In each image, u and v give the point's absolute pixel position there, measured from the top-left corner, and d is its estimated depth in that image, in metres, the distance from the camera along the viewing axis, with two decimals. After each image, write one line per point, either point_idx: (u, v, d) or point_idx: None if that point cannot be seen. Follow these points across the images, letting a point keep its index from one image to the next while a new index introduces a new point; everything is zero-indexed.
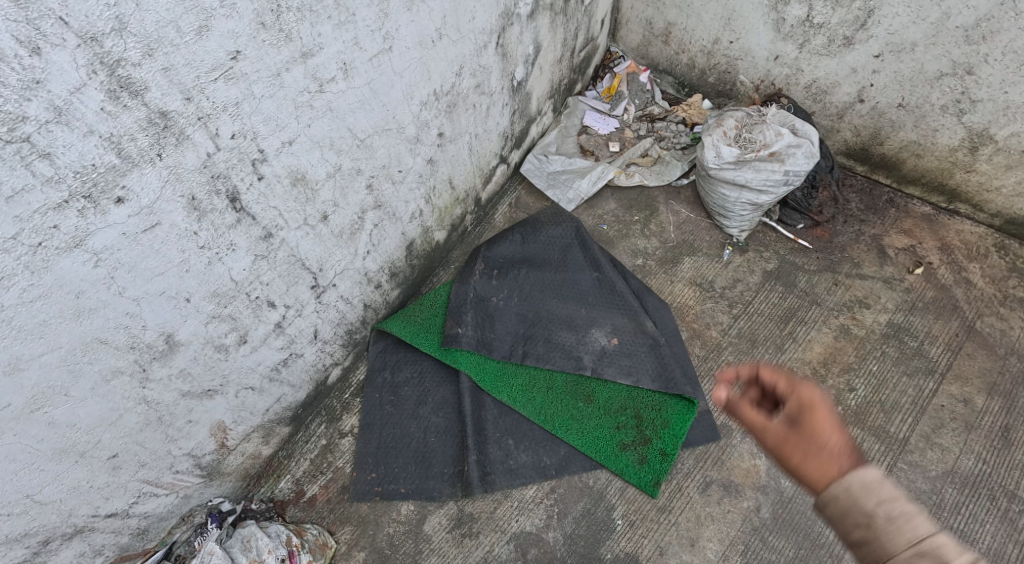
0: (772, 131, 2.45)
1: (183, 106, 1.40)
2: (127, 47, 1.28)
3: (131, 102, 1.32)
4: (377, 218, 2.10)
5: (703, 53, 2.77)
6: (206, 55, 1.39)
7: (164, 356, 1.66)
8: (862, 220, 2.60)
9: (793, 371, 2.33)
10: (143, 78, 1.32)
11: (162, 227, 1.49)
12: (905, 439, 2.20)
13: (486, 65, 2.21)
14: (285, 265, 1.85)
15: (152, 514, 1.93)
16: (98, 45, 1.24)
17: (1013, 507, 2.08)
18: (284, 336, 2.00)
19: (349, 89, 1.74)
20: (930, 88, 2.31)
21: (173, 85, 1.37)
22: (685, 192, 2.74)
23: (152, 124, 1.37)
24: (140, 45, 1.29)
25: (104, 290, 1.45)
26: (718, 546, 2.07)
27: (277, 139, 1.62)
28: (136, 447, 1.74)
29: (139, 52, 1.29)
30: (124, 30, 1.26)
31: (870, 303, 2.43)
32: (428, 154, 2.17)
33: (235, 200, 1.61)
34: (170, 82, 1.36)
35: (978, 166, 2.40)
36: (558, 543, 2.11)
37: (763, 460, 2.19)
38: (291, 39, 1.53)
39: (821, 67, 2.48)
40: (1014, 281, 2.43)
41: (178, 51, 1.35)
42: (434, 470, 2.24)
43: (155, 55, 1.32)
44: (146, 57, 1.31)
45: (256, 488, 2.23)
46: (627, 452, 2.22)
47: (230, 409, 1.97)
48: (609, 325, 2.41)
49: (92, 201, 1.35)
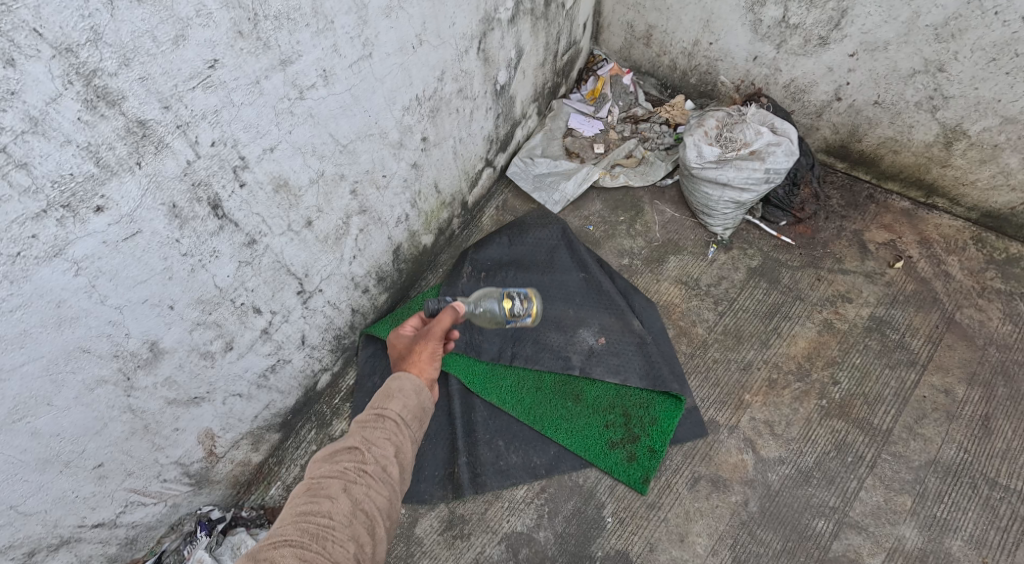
0: (752, 130, 2.49)
1: (161, 114, 1.41)
2: (103, 58, 1.29)
3: (109, 111, 1.34)
4: (363, 222, 2.11)
5: (683, 54, 2.80)
6: (183, 63, 1.40)
7: (148, 365, 1.67)
8: (843, 216, 2.63)
9: (778, 366, 2.36)
10: (120, 87, 1.33)
11: (142, 235, 1.50)
12: (888, 430, 2.23)
13: (467, 69, 2.23)
14: (271, 271, 1.86)
15: (140, 523, 1.94)
16: (74, 56, 1.25)
17: (994, 494, 2.12)
18: (271, 342, 2.01)
19: (330, 95, 1.75)
20: (904, 85, 2.35)
21: (151, 93, 1.38)
22: (669, 192, 2.77)
23: (130, 133, 1.38)
24: (116, 55, 1.30)
25: (85, 299, 1.46)
26: (707, 540, 2.10)
27: (258, 145, 1.63)
28: (123, 456, 1.75)
29: (115, 61, 1.30)
30: (99, 40, 1.27)
31: (852, 297, 2.47)
32: (412, 159, 2.19)
33: (217, 207, 1.62)
34: (147, 91, 1.37)
35: (953, 161, 2.44)
36: (549, 542, 2.12)
37: (751, 455, 2.22)
38: (269, 47, 1.55)
39: (798, 66, 2.52)
40: (992, 272, 2.47)
41: (155, 60, 1.36)
42: (425, 473, 2.25)
43: (132, 64, 1.33)
44: (122, 66, 1.32)
45: (246, 495, 2.24)
46: (616, 450, 2.24)
47: (218, 416, 1.97)
48: (596, 324, 2.44)
49: (71, 210, 1.36)
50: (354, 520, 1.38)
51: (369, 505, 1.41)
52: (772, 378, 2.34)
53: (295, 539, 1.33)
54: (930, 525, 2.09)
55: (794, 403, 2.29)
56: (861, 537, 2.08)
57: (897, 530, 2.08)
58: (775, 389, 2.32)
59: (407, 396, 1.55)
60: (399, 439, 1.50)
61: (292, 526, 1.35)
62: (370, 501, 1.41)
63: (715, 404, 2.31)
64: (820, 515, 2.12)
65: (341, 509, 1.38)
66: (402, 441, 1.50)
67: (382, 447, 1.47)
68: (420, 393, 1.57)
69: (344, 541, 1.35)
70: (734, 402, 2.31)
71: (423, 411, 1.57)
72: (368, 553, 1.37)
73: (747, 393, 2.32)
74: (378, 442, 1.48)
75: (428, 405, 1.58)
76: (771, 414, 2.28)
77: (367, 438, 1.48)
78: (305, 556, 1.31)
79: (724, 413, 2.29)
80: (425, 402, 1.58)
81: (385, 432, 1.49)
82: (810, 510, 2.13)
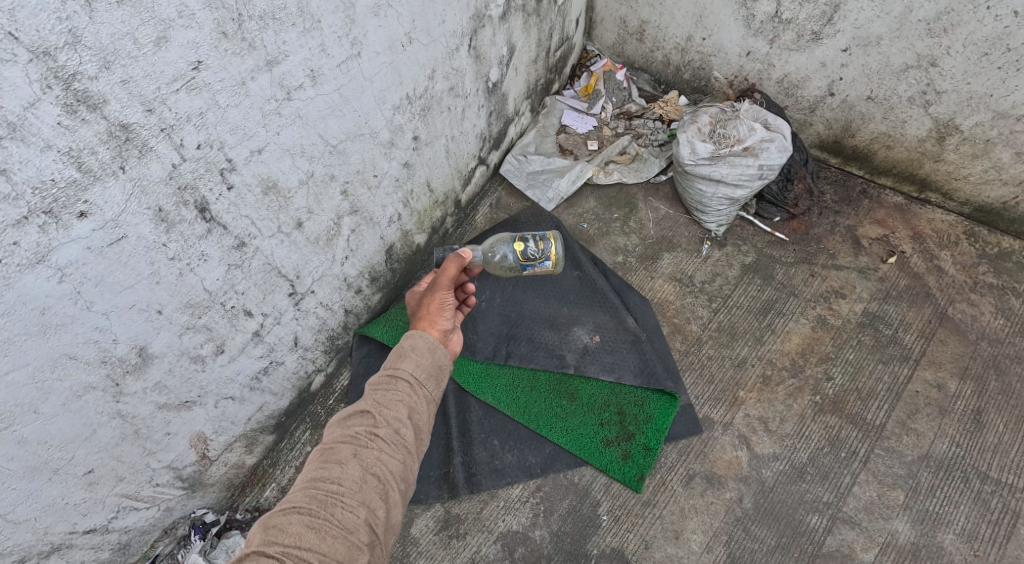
0: (745, 127, 2.48)
1: (144, 118, 1.40)
2: (83, 61, 1.27)
3: (90, 115, 1.32)
4: (354, 223, 2.10)
5: (677, 50, 2.79)
6: (166, 66, 1.39)
7: (137, 370, 1.65)
8: (837, 211, 2.63)
9: (772, 362, 2.36)
10: (101, 91, 1.31)
11: (128, 240, 1.48)
12: (881, 426, 2.23)
13: (458, 67, 2.22)
14: (261, 274, 1.84)
15: (133, 528, 1.92)
16: (52, 59, 1.23)
17: (985, 488, 2.12)
18: (264, 345, 2.00)
19: (318, 95, 1.74)
20: (897, 80, 2.34)
21: (133, 96, 1.36)
22: (663, 188, 2.76)
23: (113, 137, 1.37)
24: (96, 58, 1.28)
25: (71, 306, 1.45)
26: (702, 537, 2.10)
27: (245, 147, 1.62)
28: (114, 461, 1.73)
29: (95, 65, 1.29)
30: (78, 43, 1.26)
31: (845, 293, 2.46)
32: (404, 158, 2.17)
33: (204, 210, 1.60)
34: (129, 94, 1.36)
35: (946, 156, 2.44)
36: (545, 540, 2.12)
37: (745, 451, 2.22)
38: (254, 48, 1.53)
39: (791, 62, 2.51)
40: (984, 267, 2.47)
41: (137, 63, 1.34)
42: (420, 473, 2.24)
43: (112, 68, 1.31)
44: (103, 70, 1.30)
45: (241, 497, 2.23)
46: (611, 448, 2.24)
47: (210, 419, 1.96)
48: (590, 323, 2.43)
49: (53, 216, 1.34)
50: (365, 485, 1.34)
51: (381, 469, 1.37)
52: (766, 375, 2.34)
53: (304, 505, 1.30)
54: (923, 519, 2.09)
55: (788, 399, 2.29)
56: (855, 532, 2.09)
57: (890, 525, 2.09)
58: (769, 386, 2.32)
59: (421, 355, 1.50)
60: (412, 401, 1.45)
61: (302, 492, 1.32)
62: (382, 465, 1.37)
63: (709, 401, 2.31)
64: (814, 510, 2.12)
65: (353, 474, 1.35)
66: (416, 403, 1.45)
67: (395, 410, 1.43)
68: (434, 351, 1.53)
69: (355, 505, 1.32)
70: (728, 399, 2.30)
71: (438, 370, 1.52)
72: (380, 517, 1.34)
73: (741, 390, 2.32)
74: (391, 405, 1.43)
75: (444, 363, 1.53)
76: (765, 411, 2.28)
77: (379, 401, 1.43)
78: (315, 522, 1.28)
79: (718, 410, 2.29)
80: (441, 361, 1.53)
81: (398, 394, 1.44)
82: (804, 505, 2.13)
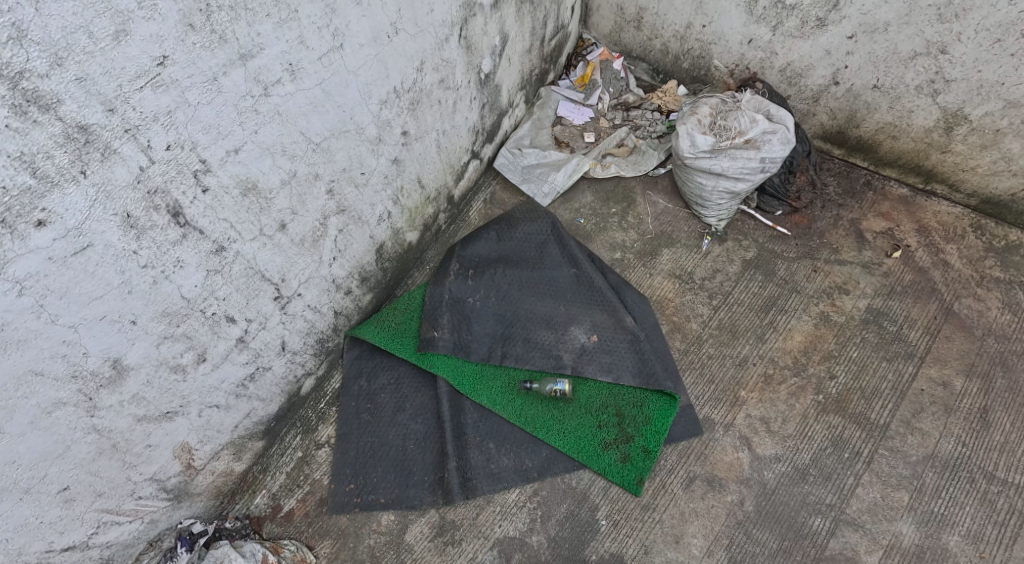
0: (747, 118, 2.39)
1: (105, 118, 1.33)
2: (31, 57, 1.20)
3: (43, 116, 1.25)
4: (342, 222, 2.02)
5: (676, 38, 2.70)
6: (128, 61, 1.31)
7: (112, 383, 1.59)
8: (841, 204, 2.55)
9: (775, 360, 2.29)
10: (53, 90, 1.24)
11: (94, 249, 1.42)
12: (885, 425, 2.17)
13: (448, 58, 2.13)
14: (243, 278, 1.77)
15: (116, 542, 1.85)
16: None
17: (992, 488, 2.06)
18: (249, 351, 1.92)
19: (298, 90, 1.65)
20: (904, 68, 2.26)
21: (91, 96, 1.29)
22: (662, 181, 2.67)
23: (71, 140, 1.30)
24: (46, 54, 1.21)
25: (34, 320, 1.38)
26: (703, 541, 2.04)
27: (220, 147, 1.54)
28: (91, 477, 1.67)
29: (45, 62, 1.22)
30: (24, 38, 1.18)
31: (849, 289, 2.39)
32: (393, 154, 2.09)
33: (178, 214, 1.53)
34: (87, 93, 1.28)
35: (954, 147, 2.36)
36: (542, 546, 2.06)
37: (746, 453, 2.15)
38: (225, 41, 1.44)
39: (795, 49, 2.42)
40: (991, 261, 2.40)
41: (93, 59, 1.27)
42: (414, 478, 2.17)
43: (65, 64, 1.24)
44: (55, 67, 1.23)
45: (230, 505, 2.15)
46: (610, 451, 2.17)
47: (194, 429, 1.89)
48: (588, 321, 2.33)
49: (8, 226, 1.27)
50: None
51: None
52: (768, 374, 2.27)
53: None
54: (927, 521, 2.04)
55: (790, 399, 2.22)
56: (858, 535, 2.03)
57: (895, 527, 2.03)
58: (771, 385, 2.25)
59: None
60: None
61: None
62: None
63: (710, 401, 2.24)
64: (817, 512, 2.06)
65: None
66: None
67: None
68: None
69: None
70: (730, 399, 2.24)
71: None
72: None
73: (742, 389, 2.25)
74: None
75: None
76: (767, 411, 2.21)
77: None
78: None
79: (720, 411, 2.22)
80: None
81: None
82: (806, 508, 2.07)
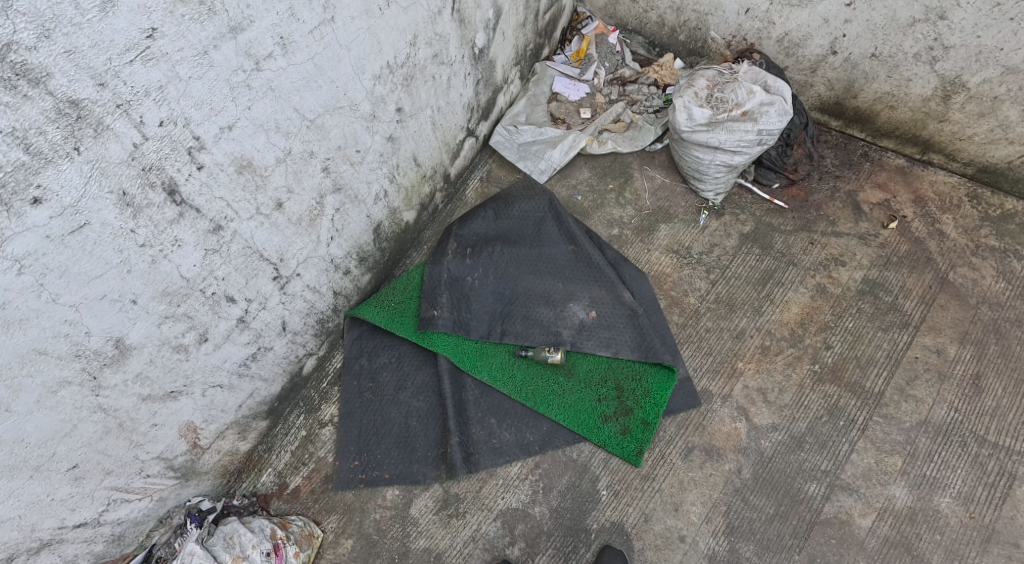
0: (744, 90, 2.36)
1: (96, 93, 1.34)
2: (18, 29, 1.21)
3: (33, 91, 1.26)
4: (338, 201, 2.03)
5: (671, 9, 2.69)
6: (116, 34, 1.32)
7: (116, 362, 1.62)
8: (837, 175, 2.56)
9: (772, 333, 2.31)
10: (42, 63, 1.25)
11: (91, 227, 1.43)
12: (880, 394, 2.19)
13: (442, 32, 2.12)
14: (241, 257, 1.79)
15: (127, 519, 1.89)
16: None
17: (982, 451, 2.10)
18: (250, 331, 1.95)
19: (290, 65, 1.66)
20: (903, 36, 2.25)
21: (81, 69, 1.30)
22: (659, 156, 2.67)
23: (62, 115, 1.31)
24: (33, 26, 1.22)
25: (34, 299, 1.41)
26: (701, 509, 2.08)
27: (213, 124, 1.55)
28: (99, 455, 1.71)
29: (33, 33, 1.23)
30: (9, 9, 1.19)
31: (845, 260, 2.41)
32: (387, 132, 2.09)
33: (174, 192, 1.54)
34: (76, 66, 1.29)
35: (951, 115, 2.36)
36: (545, 517, 2.10)
37: (743, 422, 2.18)
38: (214, 13, 1.44)
39: (793, 19, 2.41)
40: (986, 230, 2.41)
41: (81, 31, 1.27)
42: (417, 453, 2.20)
43: (53, 37, 1.25)
44: (42, 39, 1.24)
45: (237, 484, 2.19)
46: (609, 424, 2.20)
47: (199, 408, 1.92)
48: (586, 297, 2.35)
49: (3, 203, 1.29)
50: None
51: None
52: (764, 345, 2.29)
53: None
54: (920, 484, 2.08)
55: (786, 369, 2.25)
56: (852, 499, 2.07)
57: (888, 490, 2.07)
58: (767, 356, 2.28)
59: None
60: None
61: None
62: None
63: (708, 373, 2.26)
64: (812, 479, 2.10)
65: None
66: None
67: None
68: None
69: None
70: (726, 370, 2.26)
71: None
72: None
73: (739, 360, 2.27)
74: None
75: None
76: (764, 382, 2.24)
77: None
78: None
79: (717, 382, 2.25)
80: None
81: None
82: (802, 474, 2.11)
